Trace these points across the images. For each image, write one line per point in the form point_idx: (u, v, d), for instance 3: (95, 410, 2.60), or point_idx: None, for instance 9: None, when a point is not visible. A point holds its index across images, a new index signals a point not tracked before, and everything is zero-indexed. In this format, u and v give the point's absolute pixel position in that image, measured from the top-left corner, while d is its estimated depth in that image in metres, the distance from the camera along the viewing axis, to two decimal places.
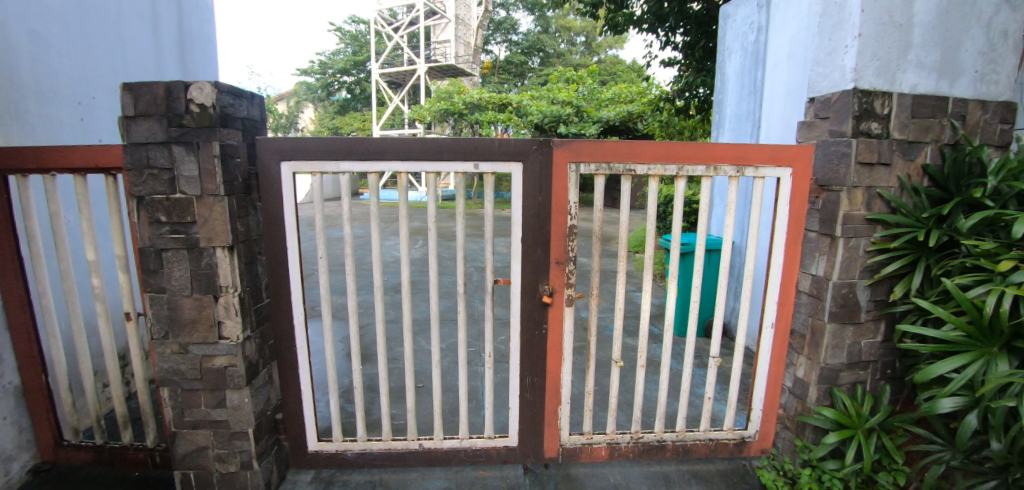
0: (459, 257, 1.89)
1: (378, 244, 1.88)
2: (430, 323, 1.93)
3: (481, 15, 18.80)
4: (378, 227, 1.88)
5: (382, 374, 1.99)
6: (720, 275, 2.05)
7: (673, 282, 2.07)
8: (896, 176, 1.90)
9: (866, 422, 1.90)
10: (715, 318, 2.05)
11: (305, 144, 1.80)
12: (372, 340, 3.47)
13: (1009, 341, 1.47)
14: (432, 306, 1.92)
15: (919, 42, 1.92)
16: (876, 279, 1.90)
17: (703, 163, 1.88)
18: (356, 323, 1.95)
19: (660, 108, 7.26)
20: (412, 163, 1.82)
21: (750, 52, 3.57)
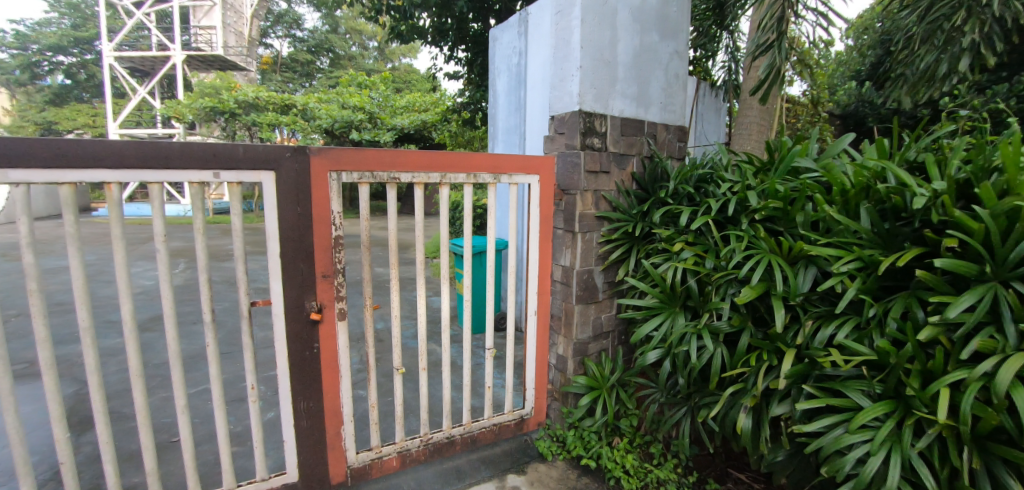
0: (204, 279, 1.63)
1: (83, 275, 1.48)
2: (171, 364, 1.60)
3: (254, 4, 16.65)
4: (82, 253, 1.49)
5: (104, 438, 1.56)
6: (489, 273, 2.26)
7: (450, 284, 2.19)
8: (614, 182, 2.40)
9: (607, 381, 2.35)
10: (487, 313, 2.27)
11: None
12: (107, 396, 2.72)
13: (684, 301, 1.96)
14: (173, 342, 1.60)
15: (622, 77, 2.45)
16: (606, 264, 2.36)
17: (462, 172, 2.04)
18: (55, 380, 1.49)
19: (450, 118, 7.59)
20: (125, 171, 1.46)
21: (515, 73, 4.02)
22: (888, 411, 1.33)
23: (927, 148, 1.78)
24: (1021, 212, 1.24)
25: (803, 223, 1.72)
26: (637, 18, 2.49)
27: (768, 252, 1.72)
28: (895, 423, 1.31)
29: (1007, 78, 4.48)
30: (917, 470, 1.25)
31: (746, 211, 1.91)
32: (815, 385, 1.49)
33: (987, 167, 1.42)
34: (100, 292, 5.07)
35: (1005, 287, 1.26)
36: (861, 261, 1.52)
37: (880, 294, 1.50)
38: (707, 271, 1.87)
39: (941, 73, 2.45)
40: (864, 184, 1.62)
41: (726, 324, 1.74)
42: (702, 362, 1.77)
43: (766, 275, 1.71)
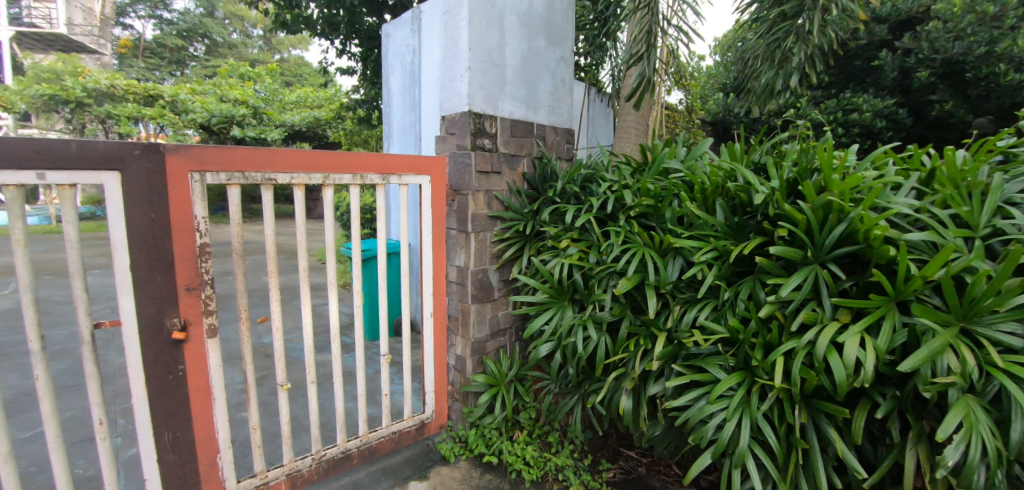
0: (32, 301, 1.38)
1: None
2: None
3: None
4: None
5: None
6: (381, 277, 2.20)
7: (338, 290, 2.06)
8: (505, 182, 2.46)
9: (506, 377, 2.40)
10: (380, 319, 2.19)
11: None
12: None
13: (572, 295, 2.07)
14: None
15: (511, 79, 2.51)
16: (500, 263, 2.42)
17: (348, 172, 1.95)
18: None
19: (345, 116, 7.20)
20: None
21: (409, 71, 3.93)
22: (739, 381, 1.47)
23: (771, 150, 2.02)
24: (833, 206, 1.44)
25: (670, 219, 1.86)
26: (525, 23, 2.56)
27: (642, 246, 1.87)
28: (745, 391, 1.45)
29: (834, 94, 5.33)
30: (762, 430, 1.40)
31: (624, 208, 2.05)
32: (683, 363, 1.62)
33: (808, 167, 1.66)
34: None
35: (823, 268, 1.46)
36: (718, 251, 1.67)
37: (733, 279, 1.67)
38: (591, 265, 1.99)
39: (777, 88, 2.78)
40: (718, 183, 1.79)
41: (608, 314, 1.87)
42: (588, 351, 1.88)
43: (641, 267, 1.86)
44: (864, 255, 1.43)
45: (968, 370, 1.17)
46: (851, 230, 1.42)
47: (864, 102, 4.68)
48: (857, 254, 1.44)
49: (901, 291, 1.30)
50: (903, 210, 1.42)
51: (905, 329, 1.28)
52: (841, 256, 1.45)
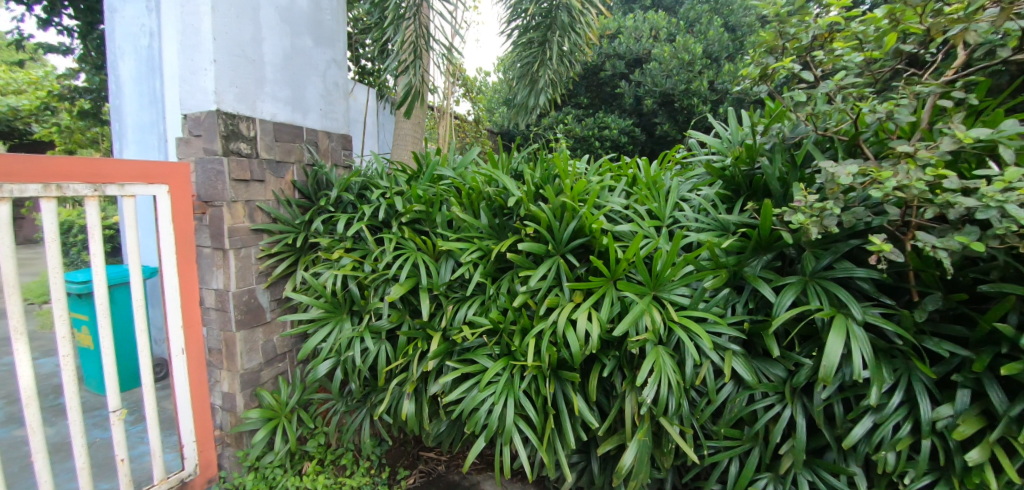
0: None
1: None
2: None
3: None
4: None
5: None
6: (103, 313, 1.76)
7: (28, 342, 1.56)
8: (270, 190, 2.27)
9: (286, 406, 2.18)
10: (105, 366, 1.75)
11: None
12: None
13: (350, 307, 2.01)
14: None
15: (271, 78, 2.28)
16: (270, 281, 2.22)
17: (34, 182, 1.51)
18: None
19: (56, 108, 5.51)
20: None
21: (143, 57, 3.18)
22: (502, 366, 1.55)
23: (534, 154, 2.18)
24: (567, 206, 1.63)
25: (441, 223, 1.93)
26: (285, 18, 2.35)
27: (415, 250, 1.90)
28: (508, 374, 1.54)
29: (592, 113, 6.38)
30: (524, 406, 1.50)
31: (396, 215, 2.04)
32: (458, 359, 1.67)
33: (550, 173, 1.86)
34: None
35: (563, 258, 1.64)
36: (482, 250, 1.77)
37: (497, 274, 1.76)
38: (365, 274, 1.94)
39: (530, 106, 3.13)
40: (480, 188, 1.89)
41: (386, 322, 1.84)
42: (367, 363, 1.84)
43: (414, 271, 1.88)
44: (591, 246, 1.65)
45: (657, 326, 1.40)
46: (581, 226, 1.62)
47: (611, 121, 5.75)
48: (587, 245, 1.66)
49: (614, 271, 1.51)
50: (616, 207, 1.70)
51: (617, 302, 1.48)
52: (575, 247, 1.66)
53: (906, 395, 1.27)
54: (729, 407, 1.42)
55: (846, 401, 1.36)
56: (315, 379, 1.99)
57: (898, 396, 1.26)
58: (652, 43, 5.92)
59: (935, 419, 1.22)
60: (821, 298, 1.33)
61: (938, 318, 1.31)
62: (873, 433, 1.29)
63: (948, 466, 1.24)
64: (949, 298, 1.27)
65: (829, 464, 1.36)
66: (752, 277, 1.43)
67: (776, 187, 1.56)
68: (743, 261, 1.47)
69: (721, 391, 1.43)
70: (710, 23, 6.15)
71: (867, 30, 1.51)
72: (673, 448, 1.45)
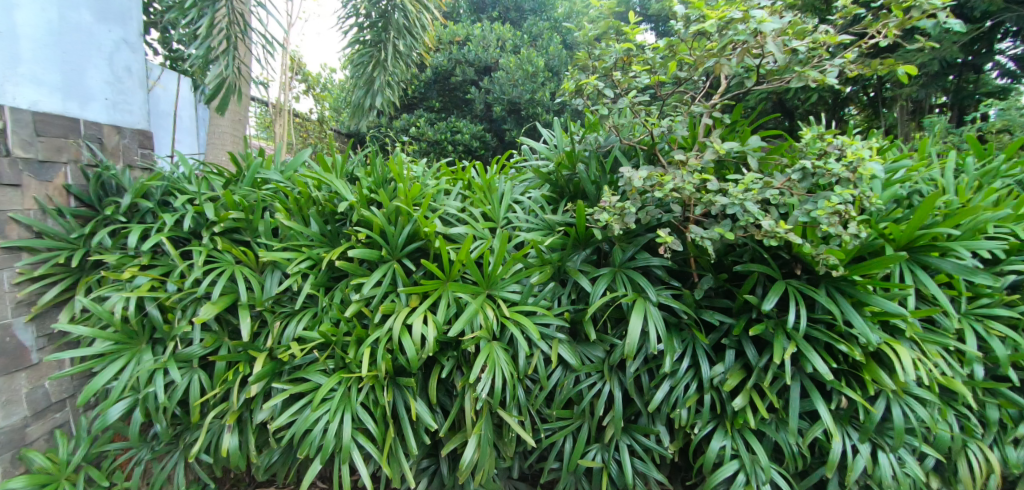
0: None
1: None
2: None
3: None
4: None
5: None
6: None
7: None
8: (31, 198, 1.85)
9: (68, 466, 1.78)
10: None
11: None
12: None
13: (151, 334, 1.70)
14: None
15: (25, 56, 1.82)
16: (35, 312, 1.80)
17: None
18: None
19: None
20: None
21: None
22: (337, 381, 1.46)
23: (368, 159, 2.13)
24: (401, 211, 1.63)
25: (264, 231, 1.74)
26: None
27: (232, 263, 1.68)
28: (344, 388, 1.46)
29: (445, 116, 6.42)
30: (361, 419, 1.44)
31: (207, 224, 1.79)
32: (287, 380, 1.53)
33: (384, 177, 1.81)
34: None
35: (399, 264, 1.62)
36: (312, 259, 1.66)
37: (329, 284, 1.65)
38: (168, 294, 1.66)
39: (366, 107, 3.08)
40: (309, 194, 1.76)
41: (198, 348, 1.60)
42: (175, 398, 1.57)
43: (231, 287, 1.67)
44: (427, 249, 1.66)
45: (490, 323, 1.47)
46: (416, 230, 1.62)
47: (463, 126, 5.86)
48: (423, 248, 1.66)
49: (449, 274, 1.54)
50: (451, 209, 1.74)
51: (453, 303, 1.51)
52: (412, 251, 1.65)
53: (692, 360, 1.53)
54: (560, 390, 1.54)
55: (650, 371, 1.58)
56: (106, 425, 1.64)
57: (686, 361, 1.50)
58: (499, 53, 6.19)
59: (712, 377, 1.49)
60: (626, 285, 1.53)
61: (712, 294, 1.61)
62: (671, 395, 1.51)
63: (724, 414, 1.51)
64: (717, 277, 1.57)
65: (642, 427, 1.56)
66: (572, 270, 1.59)
67: (590, 189, 1.76)
68: (565, 256, 1.63)
69: (551, 377, 1.55)
70: (550, 38, 6.62)
71: (654, 56, 1.78)
72: (512, 437, 1.52)
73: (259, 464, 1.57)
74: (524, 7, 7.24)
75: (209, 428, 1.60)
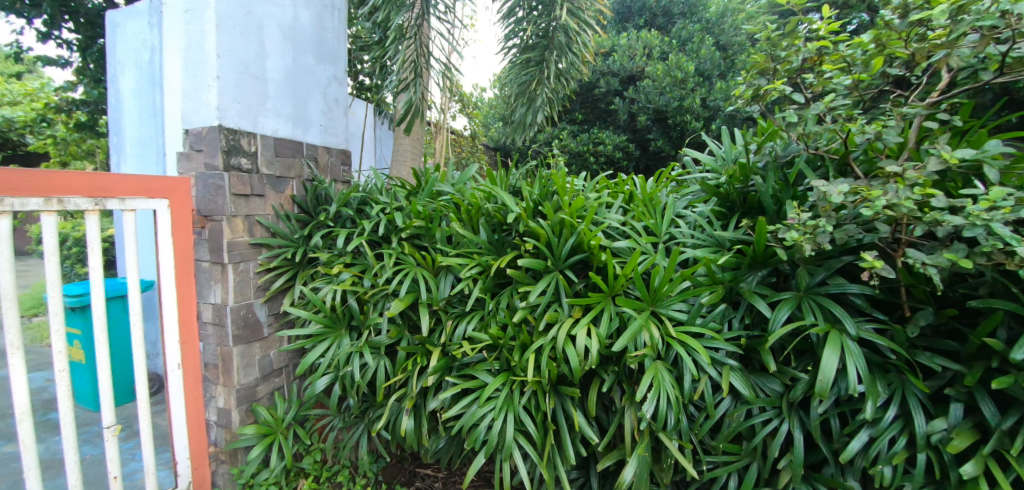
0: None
1: None
2: None
3: None
4: None
5: None
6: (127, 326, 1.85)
7: (58, 344, 1.67)
8: (270, 205, 2.30)
9: (283, 422, 2.20)
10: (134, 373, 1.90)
11: None
12: None
13: (349, 322, 1.99)
14: None
15: (274, 95, 2.32)
16: (267, 296, 2.24)
17: (36, 196, 1.57)
18: None
19: (51, 121, 5.46)
20: None
21: (146, 72, 3.10)
22: (502, 382, 1.58)
23: (527, 174, 2.26)
24: (565, 223, 1.70)
25: (440, 238, 1.95)
26: (289, 36, 2.39)
27: (414, 266, 1.91)
28: (509, 390, 1.57)
29: (586, 129, 6.44)
30: (523, 421, 1.53)
31: (396, 230, 2.06)
32: (456, 374, 1.69)
33: (548, 191, 1.91)
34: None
35: (562, 274, 1.71)
36: (481, 266, 1.81)
37: (495, 290, 1.80)
38: (365, 289, 1.94)
39: (528, 123, 3.28)
40: (480, 204, 1.94)
41: (385, 337, 1.84)
42: (366, 379, 1.83)
43: (413, 287, 1.90)
44: (589, 261, 1.72)
45: (655, 342, 1.45)
46: (579, 242, 1.68)
47: (606, 137, 5.81)
48: (586, 260, 1.73)
49: (612, 288, 1.58)
50: (614, 223, 1.78)
51: (616, 317, 1.54)
52: (574, 262, 1.72)
53: (900, 409, 1.29)
54: (728, 422, 1.43)
55: (843, 415, 1.38)
56: (313, 394, 1.97)
57: (893, 410, 1.28)
58: (646, 61, 6.01)
59: (930, 433, 1.24)
60: (816, 313, 1.38)
61: (930, 333, 1.35)
62: (870, 447, 1.30)
63: (944, 480, 1.25)
64: (939, 313, 1.31)
65: (826, 479, 1.37)
66: (747, 292, 1.50)
67: (768, 205, 1.62)
68: (738, 277, 1.54)
69: (719, 406, 1.45)
70: (702, 42, 6.23)
71: (854, 53, 1.59)
72: (671, 464, 1.46)
73: (428, 446, 1.76)
74: (672, 11, 6.87)
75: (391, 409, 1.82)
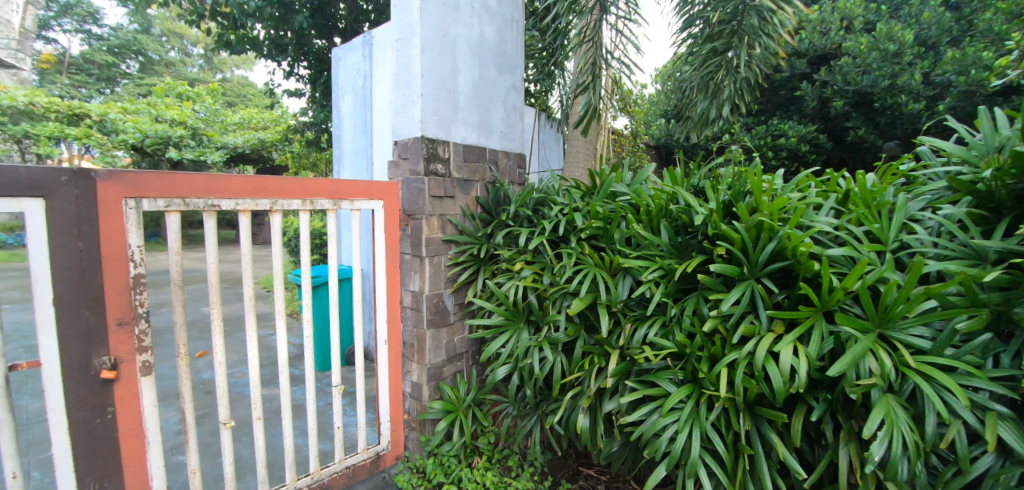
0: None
1: None
2: None
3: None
4: None
5: None
6: (353, 306, 2.22)
7: (307, 317, 2.07)
8: (459, 206, 2.54)
9: (464, 402, 2.41)
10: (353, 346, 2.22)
11: None
12: None
13: (528, 316, 2.09)
14: None
15: (464, 106, 2.57)
16: (455, 286, 2.48)
17: (298, 198, 1.96)
18: None
19: (290, 138, 6.92)
20: None
21: (361, 94, 3.71)
22: (687, 394, 1.55)
23: (708, 174, 2.12)
24: (763, 226, 1.56)
25: (619, 239, 1.94)
26: (476, 52, 2.62)
27: (593, 267, 1.93)
28: (694, 403, 1.53)
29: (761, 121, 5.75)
30: (711, 439, 1.47)
31: (575, 230, 2.11)
32: (636, 379, 1.69)
33: (742, 190, 1.77)
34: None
35: (758, 283, 1.58)
36: (663, 269, 1.78)
37: (678, 295, 1.76)
38: (545, 287, 2.03)
39: (711, 117, 3.12)
40: (662, 205, 1.89)
41: (563, 335, 1.90)
42: (545, 373, 1.90)
43: (592, 287, 1.92)
44: (793, 270, 1.55)
45: (886, 370, 1.26)
46: (782, 247, 1.53)
47: (789, 128, 5.07)
48: (788, 269, 1.57)
49: (826, 302, 1.41)
50: (824, 226, 1.55)
51: (829, 337, 1.38)
52: (774, 271, 1.58)
53: None
54: (989, 483, 1.17)
55: None
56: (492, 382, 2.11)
57: None
58: (844, 35, 5.08)
59: None
60: None
61: None
62: None
63: None
64: None
65: None
66: None
67: None
68: (1012, 301, 1.24)
69: (977, 462, 1.20)
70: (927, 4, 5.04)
71: None
72: None
73: (602, 446, 1.76)
74: None
75: (566, 405, 1.87)
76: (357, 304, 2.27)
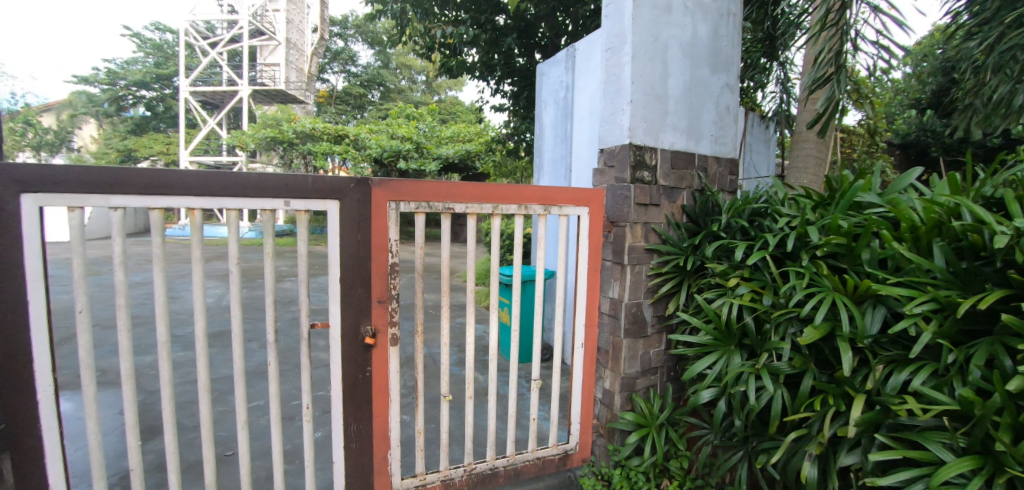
0: (234, 304, 1.68)
1: (237, 292, 1.66)
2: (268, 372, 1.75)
3: (322, 46, 17.79)
4: (238, 274, 1.67)
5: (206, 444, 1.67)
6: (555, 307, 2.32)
7: (515, 311, 2.25)
8: (664, 214, 2.45)
9: (656, 419, 2.31)
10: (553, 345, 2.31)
11: (175, 177, 1.51)
12: (156, 415, 2.81)
13: (740, 339, 1.89)
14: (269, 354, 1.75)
15: (673, 110, 2.47)
16: (655, 298, 2.40)
17: (514, 203, 2.15)
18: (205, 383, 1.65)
19: (493, 149, 7.66)
20: (231, 200, 1.60)
21: (562, 105, 3.89)
22: (976, 468, 1.19)
23: (1010, 182, 1.61)
24: None
25: (870, 261, 1.61)
26: (688, 53, 2.49)
27: (832, 291, 1.63)
28: (985, 482, 1.17)
29: None
30: None
31: (807, 246, 1.83)
32: (889, 434, 1.37)
33: None
34: (133, 310, 5.13)
35: None
36: (938, 302, 1.40)
37: (961, 338, 1.38)
38: (765, 308, 1.81)
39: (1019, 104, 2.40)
40: (937, 220, 1.49)
41: (787, 366, 1.66)
42: (761, 405, 1.68)
43: (830, 315, 1.63)
44: None
45: None
46: None
47: None
48: None
49: None
50: None
51: None
52: None
53: None
54: None
55: None
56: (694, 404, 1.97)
57: None
58: None
59: None
60: None
61: None
62: None
63: None
64: None
65: None
66: None
67: None
68: None
69: None
70: None
71: None
72: None
73: None
74: None
75: (786, 447, 1.62)
76: (562, 308, 2.34)
